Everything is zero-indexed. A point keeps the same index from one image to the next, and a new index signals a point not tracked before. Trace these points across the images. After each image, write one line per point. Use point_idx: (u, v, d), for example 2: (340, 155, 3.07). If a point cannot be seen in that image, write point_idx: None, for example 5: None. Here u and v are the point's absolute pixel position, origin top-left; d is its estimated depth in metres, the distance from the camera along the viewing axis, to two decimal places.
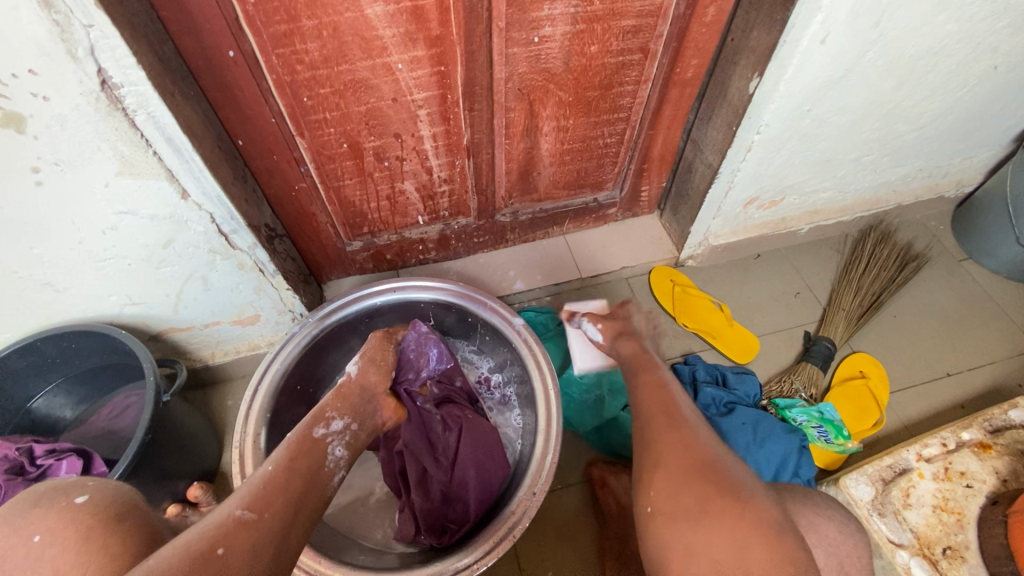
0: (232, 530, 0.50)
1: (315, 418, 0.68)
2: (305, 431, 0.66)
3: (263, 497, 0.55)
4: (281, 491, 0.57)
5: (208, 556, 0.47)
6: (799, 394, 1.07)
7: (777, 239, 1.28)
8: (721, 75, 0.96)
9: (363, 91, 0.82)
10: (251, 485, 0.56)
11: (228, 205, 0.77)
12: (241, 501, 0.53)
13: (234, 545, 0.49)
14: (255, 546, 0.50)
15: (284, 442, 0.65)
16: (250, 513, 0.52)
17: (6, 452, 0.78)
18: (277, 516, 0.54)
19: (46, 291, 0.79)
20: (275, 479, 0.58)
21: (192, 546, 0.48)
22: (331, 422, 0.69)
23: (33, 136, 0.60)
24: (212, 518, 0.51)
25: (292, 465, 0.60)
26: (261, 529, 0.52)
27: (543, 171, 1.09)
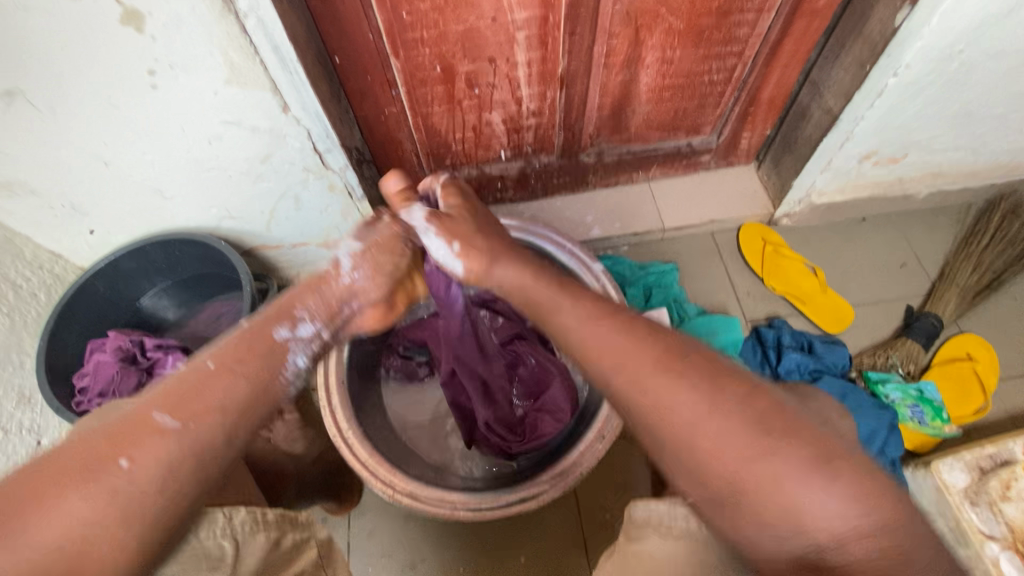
0: (147, 434, 0.43)
1: (279, 314, 0.54)
2: (264, 327, 0.52)
3: (189, 397, 0.45)
4: (220, 392, 0.47)
5: (109, 465, 0.41)
6: (895, 370, 1.00)
7: (889, 202, 1.15)
8: (861, 4, 0.84)
9: (463, 9, 0.78)
10: (182, 378, 0.47)
11: (324, 122, 0.77)
12: (163, 400, 0.45)
13: (143, 457, 0.42)
14: (171, 466, 0.42)
15: (240, 328, 0.52)
16: (172, 419, 0.44)
17: (120, 343, 0.84)
18: (208, 425, 0.45)
19: (155, 197, 0.84)
20: (215, 378, 0.47)
21: (93, 447, 0.42)
22: (298, 324, 0.55)
23: (151, 36, 0.61)
24: (131, 413, 0.44)
25: (240, 368, 0.49)
26: (183, 442, 0.43)
27: (638, 108, 1.02)
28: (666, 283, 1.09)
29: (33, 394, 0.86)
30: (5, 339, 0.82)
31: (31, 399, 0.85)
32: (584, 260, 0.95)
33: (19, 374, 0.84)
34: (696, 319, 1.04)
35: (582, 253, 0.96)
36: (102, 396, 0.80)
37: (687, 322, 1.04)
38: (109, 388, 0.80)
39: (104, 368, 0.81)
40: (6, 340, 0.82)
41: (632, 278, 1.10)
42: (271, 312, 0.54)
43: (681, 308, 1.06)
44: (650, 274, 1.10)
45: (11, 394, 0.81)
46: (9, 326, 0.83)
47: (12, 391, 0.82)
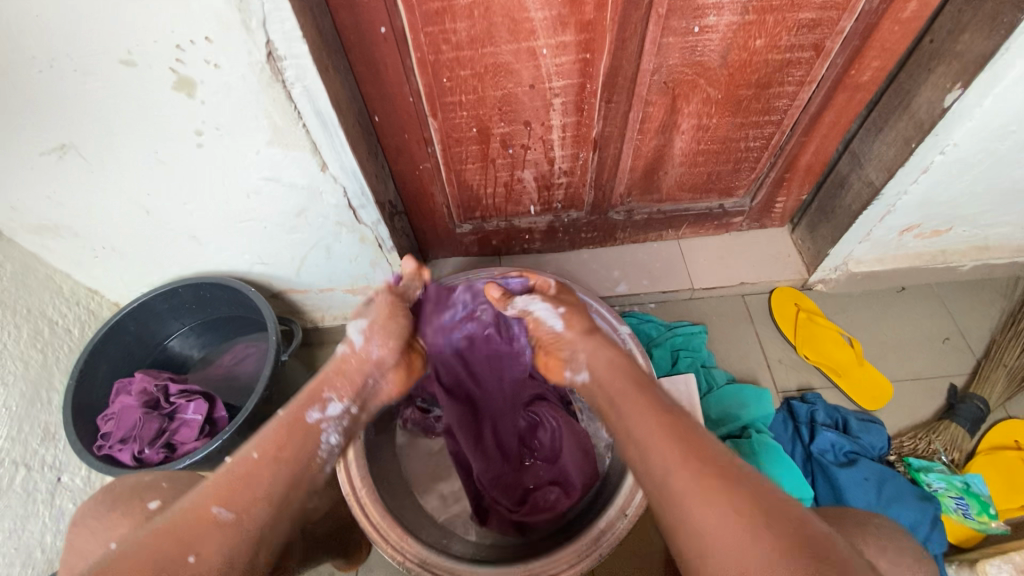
0: (205, 530, 0.52)
1: (311, 398, 0.65)
2: (299, 413, 0.63)
3: (241, 491, 0.54)
4: (260, 482, 0.56)
5: (178, 560, 0.50)
6: (938, 457, 0.94)
7: (930, 273, 1.11)
8: (906, 81, 0.83)
9: (503, 76, 0.79)
10: (231, 473, 0.56)
11: (360, 180, 0.78)
12: (218, 495, 0.54)
13: (207, 550, 0.51)
14: (232, 550, 0.52)
15: (276, 419, 0.62)
16: (226, 512, 0.53)
17: (145, 387, 0.86)
18: (255, 513, 0.54)
19: (192, 243, 0.85)
20: (257, 470, 0.56)
21: (161, 543, 0.50)
22: (327, 405, 0.65)
23: (201, 101, 0.63)
24: (189, 511, 0.53)
25: (278, 454, 0.58)
26: (238, 529, 0.53)
27: (671, 171, 1.01)
28: (693, 346, 1.05)
29: (57, 430, 0.87)
30: (36, 375, 0.83)
31: (54, 436, 0.86)
32: (611, 322, 0.91)
33: (45, 410, 0.85)
34: (725, 388, 1.00)
35: (610, 314, 0.92)
36: (124, 442, 0.81)
37: (716, 391, 1.01)
38: (131, 434, 0.81)
39: (128, 414, 0.82)
40: (37, 376, 0.84)
41: (659, 339, 1.06)
42: (303, 397, 0.65)
43: (710, 375, 1.03)
44: (677, 336, 1.07)
45: (36, 431, 0.82)
46: (41, 362, 0.85)
47: (38, 427, 0.83)
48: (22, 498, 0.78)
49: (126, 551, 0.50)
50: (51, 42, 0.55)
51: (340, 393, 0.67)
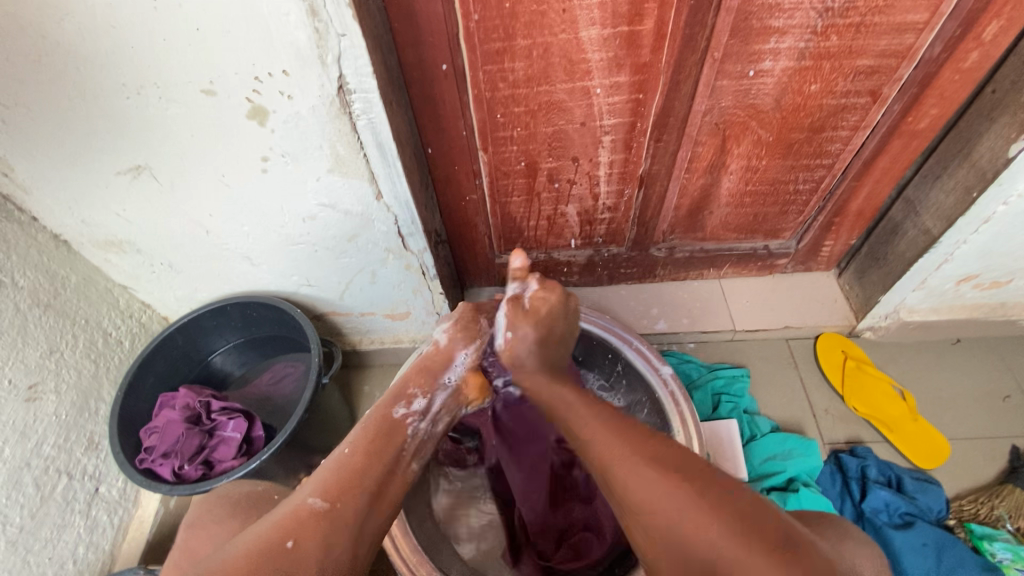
0: (304, 519, 0.51)
1: (398, 393, 0.65)
2: (384, 410, 0.63)
3: (340, 484, 0.54)
4: (356, 478, 0.55)
5: (280, 548, 0.49)
6: (1003, 526, 0.88)
7: (987, 325, 1.06)
8: (967, 130, 0.81)
9: (555, 113, 0.81)
10: (328, 469, 0.55)
11: (412, 210, 0.80)
12: (315, 487, 0.53)
13: (306, 537, 0.49)
14: (330, 539, 0.50)
15: (361, 423, 0.62)
16: (322, 502, 0.52)
17: (189, 402, 0.88)
18: (351, 501, 0.53)
19: (244, 263, 0.88)
20: (351, 463, 0.56)
21: (266, 538, 0.50)
22: (412, 400, 0.65)
23: (270, 129, 0.66)
24: (289, 506, 0.52)
25: (370, 450, 0.58)
26: (335, 519, 0.51)
27: (716, 210, 1.00)
28: (735, 391, 1.03)
29: (100, 439, 0.89)
30: (86, 384, 0.86)
31: (98, 446, 0.88)
32: (652, 362, 0.89)
33: (92, 419, 0.87)
34: (768, 438, 0.96)
35: (650, 352, 0.91)
36: (166, 456, 0.82)
37: (758, 440, 0.97)
38: (173, 448, 0.82)
39: (172, 428, 0.83)
40: (87, 384, 0.86)
41: (699, 381, 1.04)
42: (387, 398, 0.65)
43: (752, 422, 0.99)
44: (718, 379, 1.04)
45: (81, 439, 0.85)
46: (92, 372, 0.88)
47: (83, 437, 0.85)
48: (61, 507, 0.79)
49: (227, 550, 0.49)
50: (140, 72, 0.59)
51: (423, 388, 0.67)
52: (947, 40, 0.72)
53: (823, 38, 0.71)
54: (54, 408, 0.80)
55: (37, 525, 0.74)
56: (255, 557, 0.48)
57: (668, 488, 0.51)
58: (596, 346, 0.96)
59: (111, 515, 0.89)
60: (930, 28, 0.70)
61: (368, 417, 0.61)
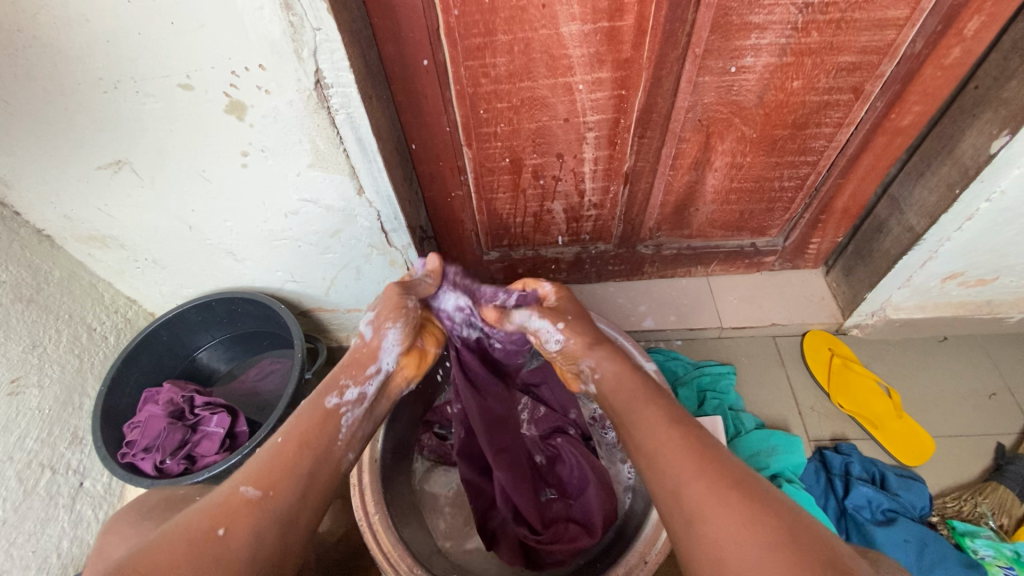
0: (234, 508, 0.49)
1: (329, 385, 0.62)
2: (317, 401, 0.60)
3: (273, 472, 0.52)
4: (292, 466, 0.53)
5: (208, 538, 0.47)
6: (986, 523, 0.88)
7: (974, 323, 1.06)
8: (950, 127, 0.81)
9: (538, 109, 0.81)
10: (260, 458, 0.54)
11: (394, 206, 0.80)
12: (247, 477, 0.52)
13: (234, 529, 0.48)
14: (262, 531, 0.49)
15: (298, 410, 0.60)
16: (254, 490, 0.50)
17: (172, 397, 0.88)
18: (287, 490, 0.52)
19: (229, 259, 0.88)
20: (284, 453, 0.54)
21: (192, 527, 0.48)
22: (345, 391, 0.62)
23: (249, 124, 0.66)
24: (217, 497, 0.51)
25: (306, 438, 0.57)
26: (266, 508, 0.50)
27: (702, 208, 1.00)
28: (721, 387, 1.03)
29: (85, 434, 0.89)
30: (70, 379, 0.86)
31: (82, 440, 0.88)
32: (636, 358, 0.89)
33: (76, 414, 0.87)
34: (753, 434, 0.97)
35: (635, 348, 0.91)
36: (147, 451, 0.82)
37: (743, 436, 0.97)
38: (155, 443, 0.82)
39: (154, 422, 0.83)
40: (71, 379, 0.86)
41: (685, 377, 1.04)
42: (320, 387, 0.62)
43: (738, 419, 0.99)
44: (704, 375, 1.04)
45: (65, 434, 0.85)
46: (77, 366, 0.88)
47: (67, 431, 0.85)
48: (44, 500, 0.79)
49: (150, 539, 0.48)
50: (116, 65, 0.59)
51: (358, 379, 0.65)
52: (928, 37, 0.72)
53: (804, 34, 0.71)
54: (38, 402, 0.80)
55: (19, 518, 0.75)
56: (179, 545, 0.46)
57: (733, 514, 0.45)
58: None
59: (96, 509, 0.89)
60: (910, 24, 0.70)
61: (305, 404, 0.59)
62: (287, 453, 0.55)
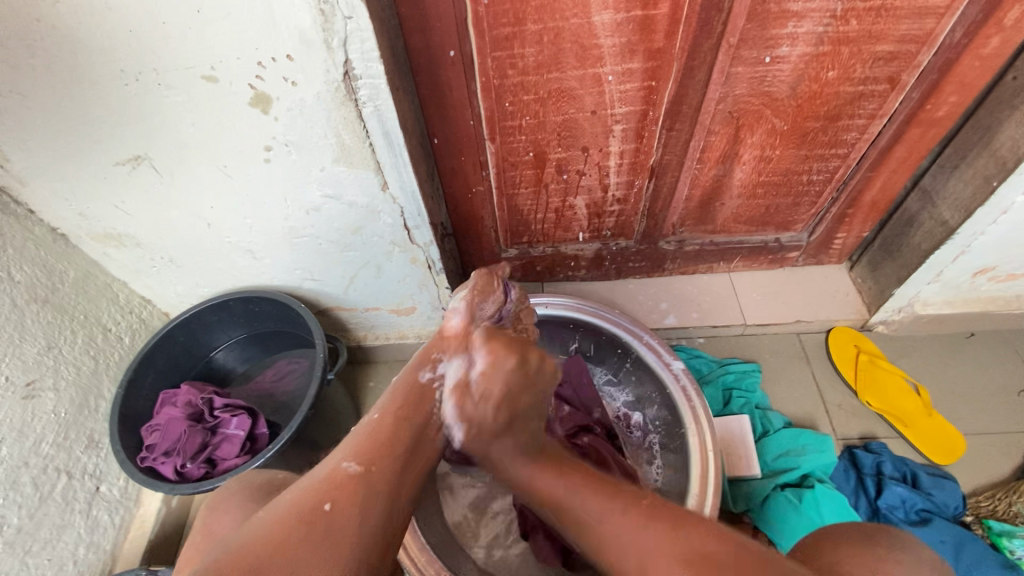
0: (340, 483, 0.49)
1: (424, 358, 0.63)
2: (412, 374, 0.61)
3: (372, 449, 0.52)
4: (389, 441, 0.54)
5: (316, 511, 0.47)
6: (1022, 523, 0.85)
7: (1002, 319, 1.04)
8: (987, 118, 0.79)
9: (565, 102, 0.79)
10: (358, 434, 0.54)
11: (418, 201, 0.78)
12: (348, 453, 0.52)
13: (342, 500, 0.48)
14: (365, 505, 0.49)
15: (391, 389, 0.60)
16: (356, 466, 0.51)
17: (191, 400, 0.86)
18: (387, 465, 0.52)
19: (246, 257, 0.86)
20: (382, 428, 0.55)
21: (301, 503, 0.48)
22: (439, 365, 0.63)
23: (274, 117, 0.64)
24: (321, 472, 0.51)
25: (402, 415, 0.57)
26: (370, 483, 0.50)
27: (728, 202, 0.98)
28: (746, 386, 1.01)
29: (101, 438, 0.87)
30: (86, 381, 0.84)
31: (98, 444, 0.86)
32: (663, 356, 0.87)
33: (91, 417, 0.85)
34: (782, 433, 0.95)
35: (661, 346, 0.89)
36: (168, 454, 0.80)
37: (771, 435, 0.95)
38: (175, 446, 0.80)
39: (174, 425, 0.81)
40: (86, 382, 0.84)
41: (709, 376, 1.03)
42: (414, 362, 0.62)
43: (765, 418, 0.97)
44: (728, 373, 1.03)
45: (80, 438, 0.83)
46: (92, 368, 0.86)
47: (83, 435, 0.83)
48: (60, 506, 0.77)
49: (255, 522, 0.47)
50: (139, 57, 0.57)
51: (449, 355, 0.65)
52: (969, 25, 0.70)
53: (842, 23, 0.69)
54: (53, 405, 0.78)
55: (36, 525, 0.73)
56: (289, 521, 0.46)
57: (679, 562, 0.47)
58: (605, 341, 0.95)
59: (112, 514, 0.87)
60: (952, 12, 0.68)
61: (397, 380, 0.60)
62: (381, 432, 0.55)
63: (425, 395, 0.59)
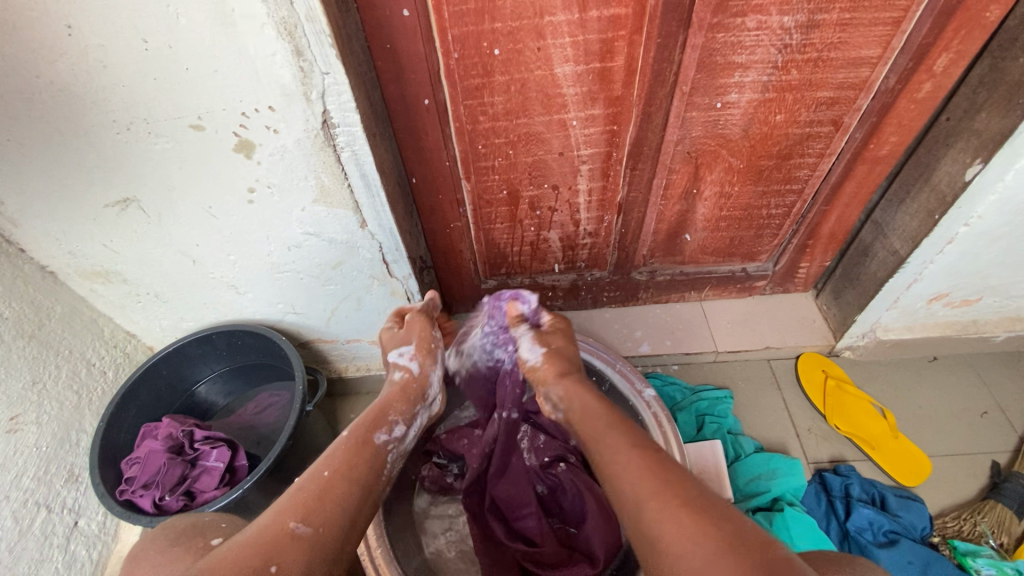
0: (286, 544, 0.48)
1: (376, 421, 0.66)
2: (365, 433, 0.64)
3: (321, 508, 0.52)
4: (335, 500, 0.54)
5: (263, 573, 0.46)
6: (986, 542, 0.88)
7: (962, 343, 1.09)
8: (926, 156, 0.86)
9: (534, 144, 0.84)
10: (306, 490, 0.54)
11: (396, 238, 0.82)
12: (298, 511, 0.51)
13: (288, 562, 0.47)
14: (311, 565, 0.48)
15: (339, 444, 0.61)
16: (305, 527, 0.50)
17: (172, 432, 0.88)
18: (333, 528, 0.52)
19: (230, 292, 0.89)
20: (330, 489, 0.55)
21: (243, 560, 0.46)
22: (392, 427, 0.66)
23: (257, 161, 0.68)
24: (266, 527, 0.50)
25: (350, 475, 0.57)
26: (317, 546, 0.49)
27: (694, 235, 1.03)
28: (718, 411, 1.04)
29: (81, 472, 0.88)
30: (69, 416, 0.86)
31: (78, 478, 0.87)
32: (634, 383, 0.90)
33: (72, 451, 0.86)
34: (753, 457, 0.98)
35: (632, 373, 0.92)
36: (146, 487, 0.81)
37: (743, 459, 0.98)
38: (154, 479, 0.81)
39: (154, 458, 0.83)
40: (69, 416, 0.86)
41: (683, 403, 1.06)
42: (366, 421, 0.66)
43: (736, 442, 1.00)
44: (702, 400, 1.05)
45: (61, 472, 0.84)
46: (75, 403, 0.87)
47: (63, 469, 0.84)
48: (38, 541, 0.77)
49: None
50: (130, 108, 0.61)
51: (403, 417, 0.69)
52: (901, 73, 0.77)
53: (784, 72, 0.76)
54: (35, 439, 0.79)
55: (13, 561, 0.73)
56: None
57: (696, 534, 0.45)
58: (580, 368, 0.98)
59: (90, 549, 0.87)
60: (883, 62, 0.75)
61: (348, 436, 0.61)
62: (333, 493, 0.54)
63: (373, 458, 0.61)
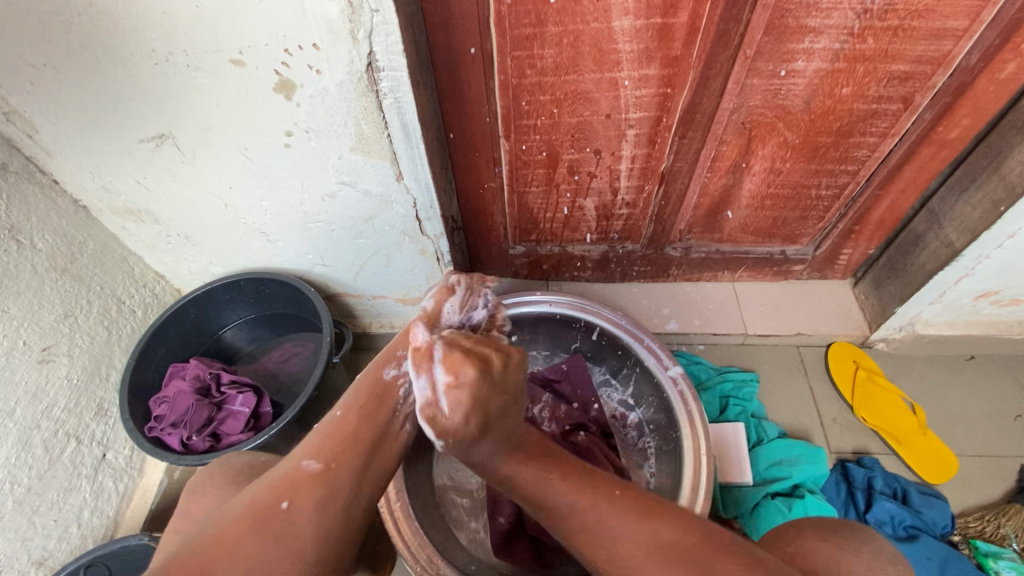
0: (299, 481, 0.50)
1: (389, 355, 0.62)
2: (376, 372, 0.60)
3: (335, 446, 0.53)
4: (352, 437, 0.54)
5: (273, 509, 0.48)
6: (1009, 544, 0.87)
7: (1004, 342, 1.05)
8: (998, 142, 0.80)
9: (581, 104, 0.80)
10: (322, 431, 0.54)
11: (431, 194, 0.79)
12: (310, 449, 0.53)
13: (299, 499, 0.48)
14: (323, 507, 0.49)
15: (356, 383, 0.60)
16: (316, 464, 0.51)
17: (199, 373, 0.89)
18: (347, 465, 0.52)
19: (261, 238, 0.87)
20: (346, 426, 0.55)
21: (258, 500, 0.49)
22: (405, 362, 0.62)
23: (296, 104, 0.66)
24: (285, 467, 0.52)
25: (364, 413, 0.57)
26: (329, 480, 0.50)
27: (736, 212, 0.99)
28: (743, 394, 1.02)
29: (110, 406, 0.89)
30: (99, 350, 0.87)
31: (107, 412, 0.88)
32: (662, 360, 0.88)
33: (102, 386, 0.88)
34: (776, 442, 0.96)
35: (661, 350, 0.90)
36: (174, 426, 0.82)
37: (765, 444, 0.96)
38: (182, 419, 0.83)
39: (182, 398, 0.84)
40: (99, 350, 0.87)
41: (708, 383, 1.04)
42: (383, 354, 0.62)
43: (760, 427, 0.99)
44: (726, 381, 1.04)
45: (90, 405, 0.85)
46: (105, 338, 0.88)
47: (93, 403, 0.85)
48: (67, 470, 0.80)
49: (218, 516, 0.49)
50: (169, 37, 0.59)
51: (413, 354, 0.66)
52: (985, 50, 0.71)
53: (859, 41, 0.70)
54: (66, 371, 0.80)
55: (44, 487, 0.75)
56: (245, 518, 0.47)
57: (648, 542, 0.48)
58: (605, 339, 0.96)
59: (117, 481, 0.90)
60: (969, 35, 0.68)
61: (363, 373, 0.59)
62: (346, 433, 0.54)
63: (382, 392, 0.58)
